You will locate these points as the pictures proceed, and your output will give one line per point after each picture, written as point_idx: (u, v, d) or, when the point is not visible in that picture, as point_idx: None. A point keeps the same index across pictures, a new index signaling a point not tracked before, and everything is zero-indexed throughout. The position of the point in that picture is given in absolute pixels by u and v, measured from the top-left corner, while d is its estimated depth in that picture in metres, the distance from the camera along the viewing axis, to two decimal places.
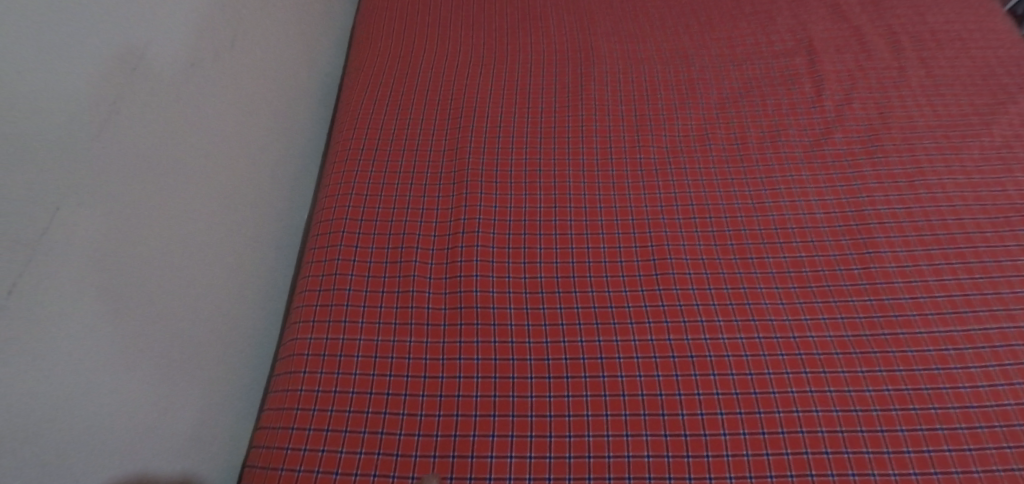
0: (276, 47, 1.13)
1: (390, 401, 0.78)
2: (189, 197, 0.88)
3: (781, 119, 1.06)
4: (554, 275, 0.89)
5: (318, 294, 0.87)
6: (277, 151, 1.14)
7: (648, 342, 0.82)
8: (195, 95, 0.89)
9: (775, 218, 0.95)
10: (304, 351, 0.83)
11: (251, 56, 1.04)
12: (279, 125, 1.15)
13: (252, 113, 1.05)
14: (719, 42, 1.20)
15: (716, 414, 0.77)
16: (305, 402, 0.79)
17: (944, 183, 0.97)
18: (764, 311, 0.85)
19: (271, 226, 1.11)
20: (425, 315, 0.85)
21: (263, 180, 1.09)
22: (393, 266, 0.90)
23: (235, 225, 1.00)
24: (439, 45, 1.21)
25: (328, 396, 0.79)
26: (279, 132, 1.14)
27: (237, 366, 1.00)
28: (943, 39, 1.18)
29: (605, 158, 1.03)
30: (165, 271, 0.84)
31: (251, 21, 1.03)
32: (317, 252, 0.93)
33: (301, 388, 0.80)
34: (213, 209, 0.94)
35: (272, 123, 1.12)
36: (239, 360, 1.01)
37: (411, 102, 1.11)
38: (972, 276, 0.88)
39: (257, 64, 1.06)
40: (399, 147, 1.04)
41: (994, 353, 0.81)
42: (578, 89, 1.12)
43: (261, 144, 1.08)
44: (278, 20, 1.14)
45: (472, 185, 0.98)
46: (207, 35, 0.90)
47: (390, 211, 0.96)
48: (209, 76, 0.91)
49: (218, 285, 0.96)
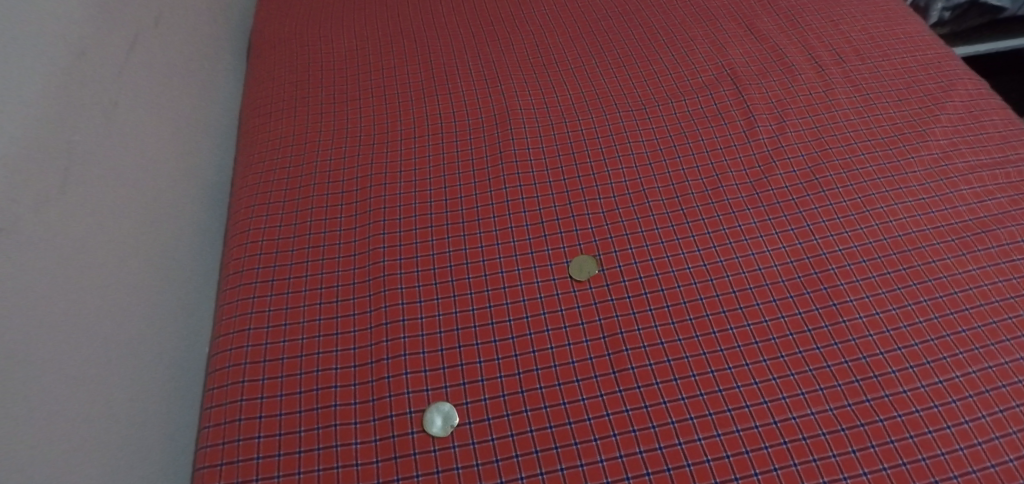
0: (137, 165, 0.98)
1: None
2: (40, 377, 0.75)
3: (717, 161, 1.00)
4: (499, 394, 0.78)
5: (222, 469, 0.74)
6: (161, 278, 1.00)
7: (618, 460, 0.72)
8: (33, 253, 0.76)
9: (731, 279, 0.86)
10: None
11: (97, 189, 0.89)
12: (156, 249, 1.00)
13: (105, 251, 0.89)
14: (640, 81, 1.13)
15: None
16: None
17: (894, 209, 0.91)
18: (738, 396, 0.75)
19: (163, 365, 0.97)
20: (355, 475, 0.73)
21: (138, 319, 0.93)
22: (311, 415, 0.77)
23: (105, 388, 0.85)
24: (334, 124, 1.09)
25: None
26: (153, 260, 0.99)
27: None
28: (862, 50, 1.14)
29: (538, 234, 0.93)
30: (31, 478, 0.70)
31: (89, 144, 0.88)
32: (215, 412, 0.79)
33: None
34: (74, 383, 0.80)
35: (140, 250, 0.96)
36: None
37: (311, 200, 0.98)
38: (944, 313, 0.80)
39: (108, 192, 0.91)
40: (301, 258, 0.92)
41: (983, 400, 0.73)
42: (498, 155, 1.02)
43: (129, 281, 0.93)
44: (135, 128, 0.99)
45: (390, 293, 0.87)
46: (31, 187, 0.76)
47: (299, 343, 0.83)
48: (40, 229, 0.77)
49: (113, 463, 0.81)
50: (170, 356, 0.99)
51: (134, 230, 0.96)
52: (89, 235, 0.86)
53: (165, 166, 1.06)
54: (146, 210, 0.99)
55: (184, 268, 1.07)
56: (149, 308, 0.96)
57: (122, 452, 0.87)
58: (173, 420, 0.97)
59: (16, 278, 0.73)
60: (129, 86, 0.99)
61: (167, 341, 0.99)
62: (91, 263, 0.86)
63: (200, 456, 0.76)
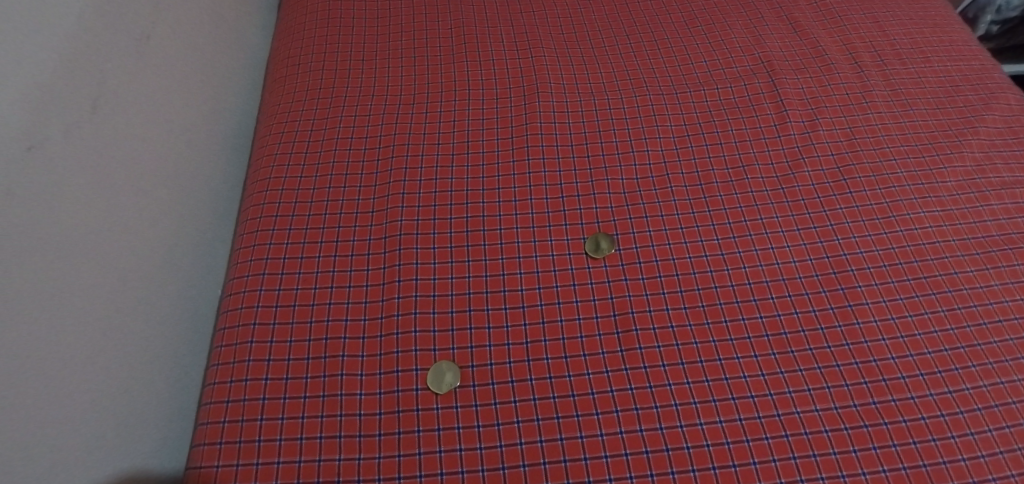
0: (166, 104, 1.00)
1: None
2: (64, 299, 0.77)
3: (745, 152, 0.98)
4: (505, 361, 0.79)
5: (227, 407, 0.76)
6: (180, 217, 1.02)
7: (617, 436, 0.73)
8: (58, 174, 0.77)
9: (747, 270, 0.86)
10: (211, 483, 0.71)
11: (126, 123, 0.90)
12: (178, 190, 1.02)
13: (130, 185, 0.90)
14: (673, 65, 1.11)
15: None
16: None
17: (921, 217, 0.90)
18: (743, 386, 0.76)
19: (177, 302, 0.99)
20: (357, 425, 0.74)
21: (156, 255, 0.95)
22: (318, 363, 0.78)
23: (121, 317, 0.87)
24: (362, 81, 1.08)
25: None
26: (175, 199, 1.01)
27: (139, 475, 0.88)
28: (905, 54, 1.12)
29: (557, 209, 0.93)
30: (45, 394, 0.73)
31: (120, 78, 0.89)
32: (224, 351, 0.80)
33: None
34: (94, 308, 0.82)
35: (164, 188, 0.98)
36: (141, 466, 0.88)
37: (333, 154, 0.98)
38: (960, 325, 0.80)
39: (137, 127, 0.92)
40: (319, 210, 0.92)
41: (991, 414, 0.73)
42: (524, 126, 1.02)
43: (150, 218, 0.94)
44: (164, 64, 1.00)
45: (405, 253, 0.87)
46: (59, 110, 0.77)
47: (311, 292, 0.84)
48: (66, 153, 0.78)
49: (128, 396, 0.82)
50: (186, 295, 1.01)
51: (156, 166, 0.96)
52: (113, 167, 0.87)
53: (193, 108, 1.07)
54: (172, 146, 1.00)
55: (204, 210, 1.08)
56: (167, 245, 0.98)
57: (132, 383, 0.88)
58: (183, 357, 0.99)
59: (44, 201, 0.74)
60: (162, 23, 1.00)
61: (182, 279, 1.01)
62: (112, 193, 0.86)
63: (207, 391, 0.78)
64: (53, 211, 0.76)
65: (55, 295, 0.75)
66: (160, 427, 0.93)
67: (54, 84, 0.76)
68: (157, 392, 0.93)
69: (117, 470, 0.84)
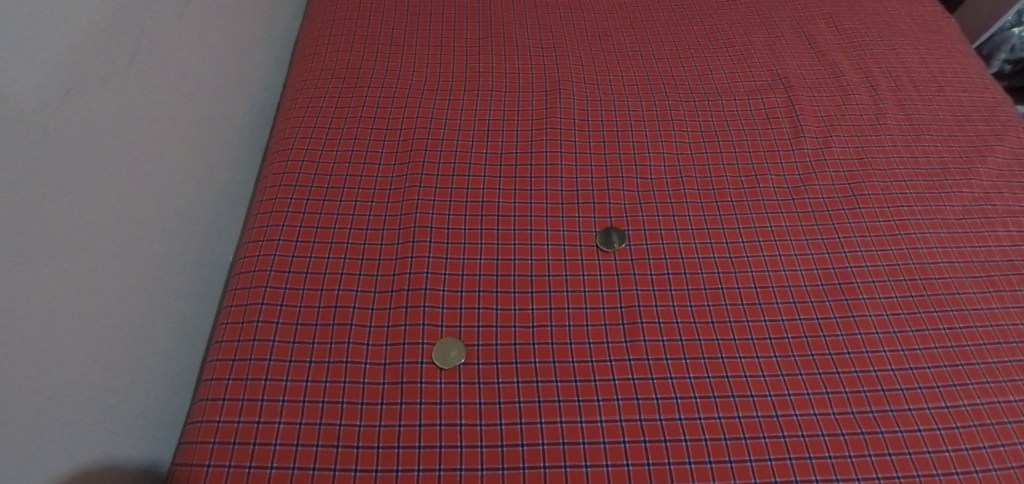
0: None
1: None
2: None
3: (758, 162, 1.00)
4: (511, 342, 0.80)
5: (233, 365, 0.75)
6: (220, 178, 1.01)
7: (617, 424, 0.74)
8: None
9: (754, 274, 0.87)
10: (209, 438, 0.71)
11: None
12: None
13: None
14: (693, 74, 1.13)
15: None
16: None
17: (927, 237, 0.91)
18: (744, 385, 0.77)
19: (210, 263, 0.99)
20: (360, 393, 0.74)
21: None
22: (325, 330, 0.79)
23: None
24: (388, 65, 1.09)
25: None
26: None
27: (161, 439, 0.86)
28: (919, 81, 1.14)
29: (571, 201, 0.94)
30: None
31: None
32: (234, 311, 0.80)
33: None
34: None
35: None
36: (166, 429, 0.87)
37: (355, 131, 0.99)
38: (960, 344, 0.81)
39: None
40: (338, 183, 0.92)
41: (986, 431, 0.74)
42: (544, 120, 1.03)
43: None
44: None
45: (420, 231, 0.87)
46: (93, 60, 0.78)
47: (324, 262, 0.84)
48: None
49: (143, 349, 0.82)
50: (217, 257, 1.00)
51: None
52: None
53: None
54: (216, 106, 1.00)
55: (240, 175, 1.08)
56: None
57: None
58: (209, 319, 0.98)
59: None
60: None
61: (216, 240, 1.01)
62: None
63: (214, 348, 0.78)
64: (114, 149, 0.76)
65: (109, 237, 0.75)
66: (185, 389, 0.92)
67: (118, 22, 0.76)
68: (186, 351, 0.92)
69: (144, 430, 0.83)
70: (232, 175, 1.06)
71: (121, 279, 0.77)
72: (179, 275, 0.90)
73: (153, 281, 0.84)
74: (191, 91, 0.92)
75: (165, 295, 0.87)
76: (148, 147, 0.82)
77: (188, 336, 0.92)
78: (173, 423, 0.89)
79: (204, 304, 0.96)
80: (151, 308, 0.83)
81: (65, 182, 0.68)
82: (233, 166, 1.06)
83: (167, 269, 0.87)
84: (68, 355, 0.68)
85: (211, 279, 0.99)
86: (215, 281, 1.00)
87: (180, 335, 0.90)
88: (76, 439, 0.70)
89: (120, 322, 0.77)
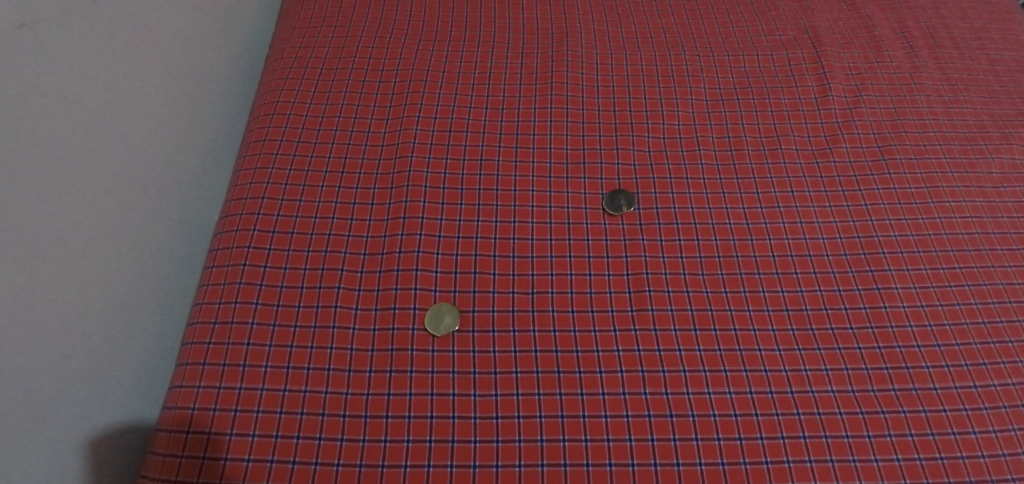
0: None
1: (295, 472, 0.64)
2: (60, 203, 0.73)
3: (781, 122, 0.93)
4: (509, 309, 0.75)
5: (214, 328, 0.72)
6: (206, 132, 0.97)
7: (620, 397, 0.70)
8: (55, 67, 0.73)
9: (772, 243, 0.82)
10: (189, 404, 0.67)
11: None
12: None
13: None
14: (713, 28, 1.05)
15: (694, 465, 0.66)
16: (184, 473, 0.64)
17: (961, 206, 0.85)
18: (757, 359, 0.72)
19: (196, 222, 0.94)
20: (348, 359, 0.71)
21: None
22: (312, 293, 0.75)
23: None
24: (383, 14, 1.03)
25: (215, 466, 0.65)
26: None
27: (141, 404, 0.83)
28: (959, 38, 1.05)
29: (577, 160, 0.88)
30: None
31: None
32: (216, 272, 0.76)
33: (181, 454, 0.65)
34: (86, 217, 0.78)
35: None
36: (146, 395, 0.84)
37: (346, 82, 0.93)
38: (992, 320, 0.75)
39: None
40: (327, 138, 0.87)
41: (1016, 413, 0.69)
42: (549, 73, 0.97)
43: None
44: None
45: (413, 189, 0.83)
46: None
47: (311, 221, 0.80)
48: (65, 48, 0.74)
49: (122, 309, 0.79)
50: (203, 216, 0.96)
51: None
52: None
53: None
54: (198, 58, 0.95)
55: (227, 131, 1.03)
56: None
57: None
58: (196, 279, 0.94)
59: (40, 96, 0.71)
60: None
61: (203, 198, 0.96)
62: None
63: (195, 311, 0.74)
64: (79, 96, 0.71)
65: (77, 192, 0.71)
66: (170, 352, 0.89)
67: None
68: (170, 312, 0.89)
69: (123, 395, 0.80)
70: (219, 131, 1.01)
71: (93, 237, 0.73)
72: (161, 233, 0.86)
73: (131, 239, 0.80)
74: (168, 38, 0.87)
75: (145, 253, 0.83)
76: (120, 99, 0.78)
77: (174, 296, 0.89)
78: (154, 389, 0.85)
79: (191, 265, 0.93)
80: (130, 267, 0.80)
81: (26, 129, 0.64)
82: (220, 121, 1.01)
83: (146, 227, 0.83)
84: (38, 314, 0.65)
85: (197, 239, 0.95)
86: (202, 241, 0.96)
87: (165, 296, 0.87)
88: (47, 403, 0.67)
89: (94, 283, 0.74)
